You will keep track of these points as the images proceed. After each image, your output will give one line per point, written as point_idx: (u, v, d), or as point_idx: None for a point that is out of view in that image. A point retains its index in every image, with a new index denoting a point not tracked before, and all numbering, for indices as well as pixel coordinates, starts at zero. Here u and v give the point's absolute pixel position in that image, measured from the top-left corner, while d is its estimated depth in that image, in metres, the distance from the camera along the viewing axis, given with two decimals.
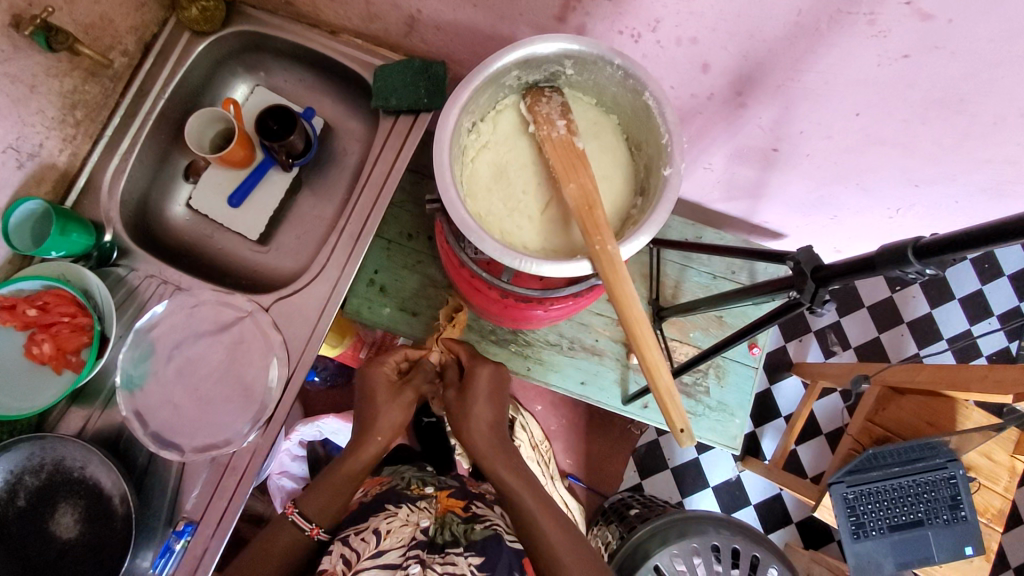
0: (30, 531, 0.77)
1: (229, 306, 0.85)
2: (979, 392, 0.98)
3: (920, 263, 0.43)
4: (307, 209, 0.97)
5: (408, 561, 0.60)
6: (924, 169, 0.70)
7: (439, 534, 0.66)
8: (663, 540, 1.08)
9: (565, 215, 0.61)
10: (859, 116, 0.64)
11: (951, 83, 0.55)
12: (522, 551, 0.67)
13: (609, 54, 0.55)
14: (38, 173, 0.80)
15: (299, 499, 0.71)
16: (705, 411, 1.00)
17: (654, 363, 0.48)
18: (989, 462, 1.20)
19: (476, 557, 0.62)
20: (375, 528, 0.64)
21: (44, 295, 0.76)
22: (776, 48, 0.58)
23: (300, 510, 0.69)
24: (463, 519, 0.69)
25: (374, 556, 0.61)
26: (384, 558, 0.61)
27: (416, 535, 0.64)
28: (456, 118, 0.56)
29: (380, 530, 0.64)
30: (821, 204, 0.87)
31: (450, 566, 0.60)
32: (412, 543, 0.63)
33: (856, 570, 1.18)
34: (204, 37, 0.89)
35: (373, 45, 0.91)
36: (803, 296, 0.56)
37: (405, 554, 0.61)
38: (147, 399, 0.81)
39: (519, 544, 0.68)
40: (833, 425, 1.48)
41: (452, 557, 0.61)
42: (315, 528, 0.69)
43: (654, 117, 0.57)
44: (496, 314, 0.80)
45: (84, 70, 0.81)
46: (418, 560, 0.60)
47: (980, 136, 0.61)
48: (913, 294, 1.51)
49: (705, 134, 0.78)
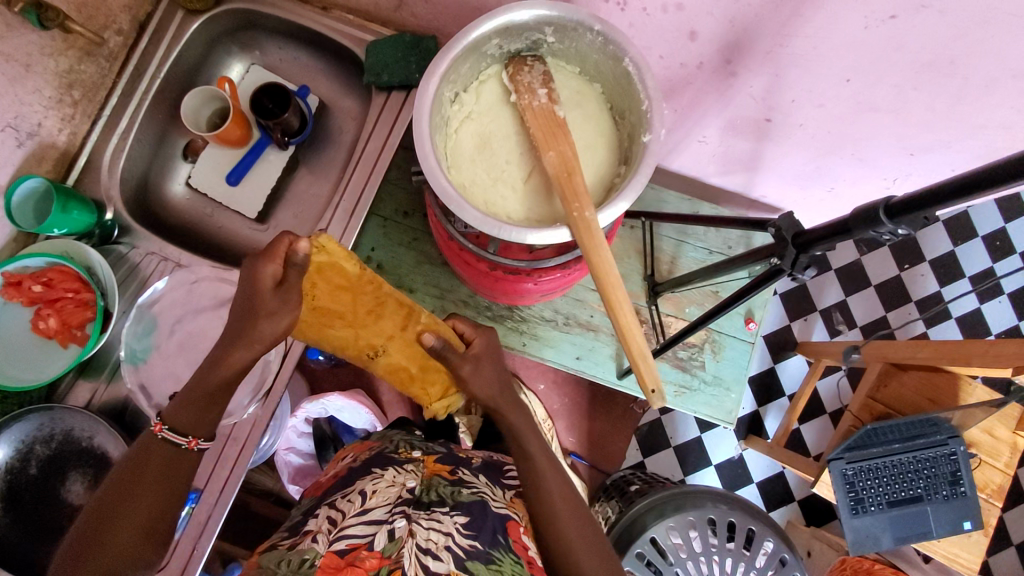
0: (43, 496, 0.80)
1: (227, 281, 0.87)
2: (979, 366, 0.97)
3: (892, 224, 0.43)
4: (304, 187, 0.98)
5: (393, 516, 0.62)
6: (919, 136, 0.69)
7: (425, 494, 0.69)
8: (661, 513, 1.09)
9: (548, 185, 0.61)
10: (850, 82, 0.63)
11: (940, 44, 0.54)
12: (508, 514, 0.68)
13: (589, 19, 0.55)
14: (38, 152, 0.82)
15: (166, 413, 0.62)
16: (700, 385, 1.00)
17: (627, 325, 0.49)
18: (991, 438, 1.19)
19: (461, 517, 0.64)
20: (361, 490, 0.67)
21: (49, 271, 0.78)
22: (762, 12, 0.58)
23: (167, 426, 0.61)
24: (450, 482, 0.71)
25: (360, 514, 0.62)
26: (369, 514, 0.62)
27: (402, 494, 0.67)
28: (436, 86, 0.56)
29: (366, 491, 0.66)
30: (818, 176, 0.86)
31: (436, 522, 0.62)
32: (397, 500, 0.65)
33: (854, 545, 1.18)
34: (197, 15, 0.89)
35: (366, 21, 0.91)
36: (784, 263, 0.55)
37: (390, 511, 0.63)
38: (150, 373, 0.83)
39: (506, 509, 0.69)
40: (836, 403, 1.48)
41: (438, 514, 0.64)
42: (191, 442, 0.62)
43: (635, 84, 0.57)
44: (488, 289, 0.81)
45: (80, 50, 0.83)
46: (403, 514, 0.62)
47: (972, 99, 0.60)
48: (921, 271, 1.49)
49: (696, 105, 0.77)
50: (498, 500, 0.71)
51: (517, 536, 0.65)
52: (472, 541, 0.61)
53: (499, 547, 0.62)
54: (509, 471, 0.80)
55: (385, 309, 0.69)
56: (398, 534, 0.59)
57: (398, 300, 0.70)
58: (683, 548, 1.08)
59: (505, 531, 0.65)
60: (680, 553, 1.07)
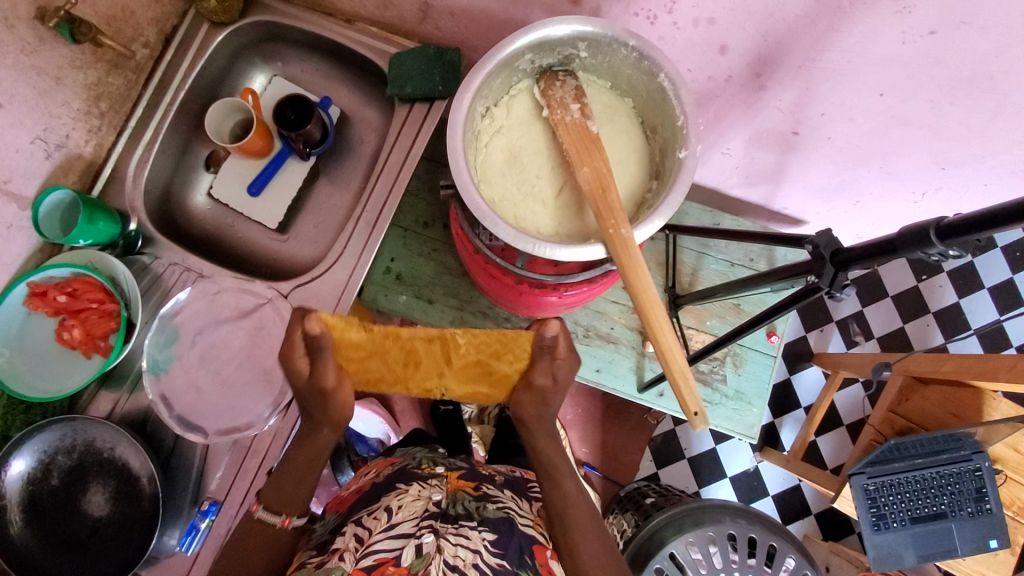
0: (63, 508, 0.80)
1: (249, 293, 0.87)
2: (1007, 382, 0.95)
3: (943, 244, 0.42)
4: (325, 198, 0.98)
5: (421, 531, 0.61)
6: (953, 150, 0.68)
7: (451, 507, 0.68)
8: (679, 528, 1.08)
9: (579, 200, 0.61)
10: (884, 97, 0.62)
11: (980, 61, 0.53)
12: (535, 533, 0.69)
13: (624, 35, 0.54)
14: (66, 163, 0.82)
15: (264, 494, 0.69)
16: (721, 400, 0.99)
17: (669, 347, 0.48)
18: (1016, 455, 1.16)
19: (488, 534, 0.63)
20: (386, 505, 0.66)
21: (74, 282, 0.78)
22: (797, 27, 0.57)
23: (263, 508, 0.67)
24: (475, 497, 0.71)
25: (386, 529, 0.62)
26: (397, 529, 0.62)
27: (428, 508, 0.66)
28: (469, 102, 0.56)
29: (392, 507, 0.66)
30: (843, 188, 0.85)
31: (463, 539, 0.62)
32: (424, 514, 0.65)
33: (876, 562, 1.16)
34: (222, 28, 0.90)
35: (388, 33, 0.91)
36: (822, 281, 0.55)
37: (418, 524, 0.63)
38: (172, 383, 0.83)
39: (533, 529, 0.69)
40: (854, 416, 1.46)
41: (465, 530, 0.63)
42: (285, 519, 0.67)
43: (669, 99, 0.56)
44: (512, 302, 0.80)
45: (108, 62, 0.83)
46: (431, 529, 0.62)
47: (1010, 114, 0.59)
48: (940, 283, 1.47)
49: (723, 118, 0.77)
50: (525, 515, 0.72)
51: (545, 560, 0.65)
52: (501, 561, 0.61)
53: (526, 567, 0.62)
54: (534, 488, 0.80)
55: (420, 351, 0.64)
56: (425, 550, 0.59)
57: (426, 338, 0.64)
58: (704, 563, 1.06)
59: (532, 553, 0.64)
60: (700, 569, 1.05)
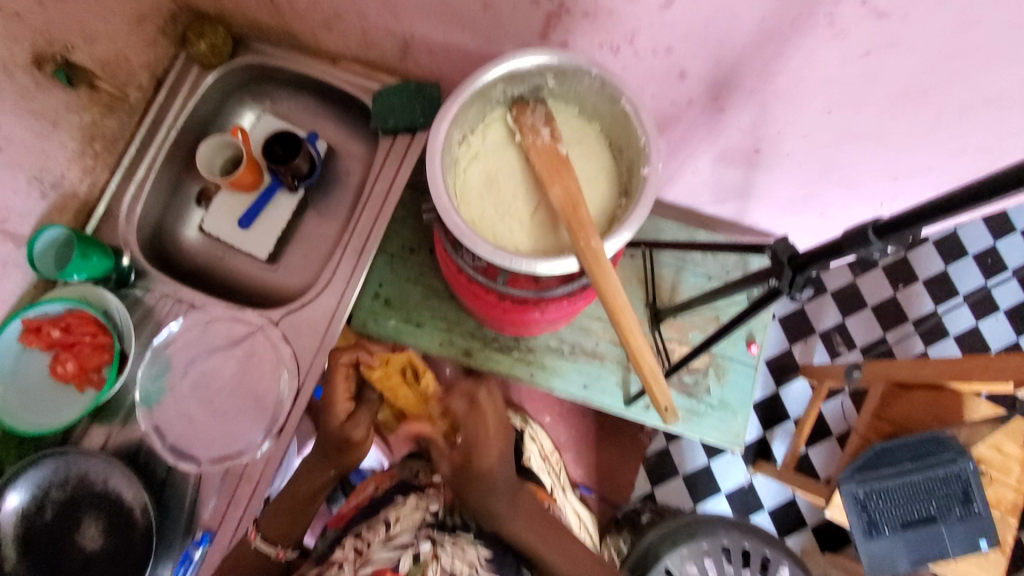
0: (55, 544, 0.80)
1: (241, 321, 0.89)
2: (981, 382, 0.99)
3: (881, 242, 0.45)
4: (313, 229, 1.01)
5: (419, 539, 0.67)
6: (902, 161, 0.73)
7: (448, 517, 0.75)
8: (674, 541, 1.08)
9: (554, 218, 0.64)
10: (832, 114, 0.67)
11: (914, 77, 0.58)
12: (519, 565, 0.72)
13: (586, 65, 0.59)
14: (61, 202, 0.85)
15: (261, 524, 0.78)
16: (707, 410, 1.01)
17: (639, 349, 0.52)
18: (999, 455, 1.19)
19: (484, 551, 0.69)
20: (385, 518, 0.72)
21: (68, 316, 0.80)
22: (745, 54, 0.62)
23: (261, 536, 0.77)
24: (471, 509, 0.77)
25: (385, 541, 0.67)
26: (395, 541, 0.67)
27: (426, 518, 0.72)
28: (446, 129, 0.60)
29: (390, 519, 0.71)
30: (807, 202, 0.90)
31: (457, 548, 0.68)
32: (421, 524, 0.70)
33: (871, 569, 1.18)
34: (212, 70, 0.95)
35: (371, 70, 0.96)
36: (782, 283, 0.58)
37: (415, 535, 0.68)
38: (165, 415, 0.84)
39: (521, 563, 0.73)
40: (842, 425, 1.48)
41: (461, 542, 0.70)
42: (280, 551, 0.77)
43: (632, 121, 0.61)
44: (497, 320, 0.82)
45: (102, 105, 0.87)
46: (428, 537, 0.67)
47: (949, 125, 0.64)
48: (916, 291, 1.52)
49: (688, 140, 0.82)
50: (508, 534, 0.76)
51: None
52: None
53: None
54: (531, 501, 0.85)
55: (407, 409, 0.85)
56: (422, 558, 0.64)
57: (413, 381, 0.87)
58: None
59: (523, 564, 0.70)
60: None
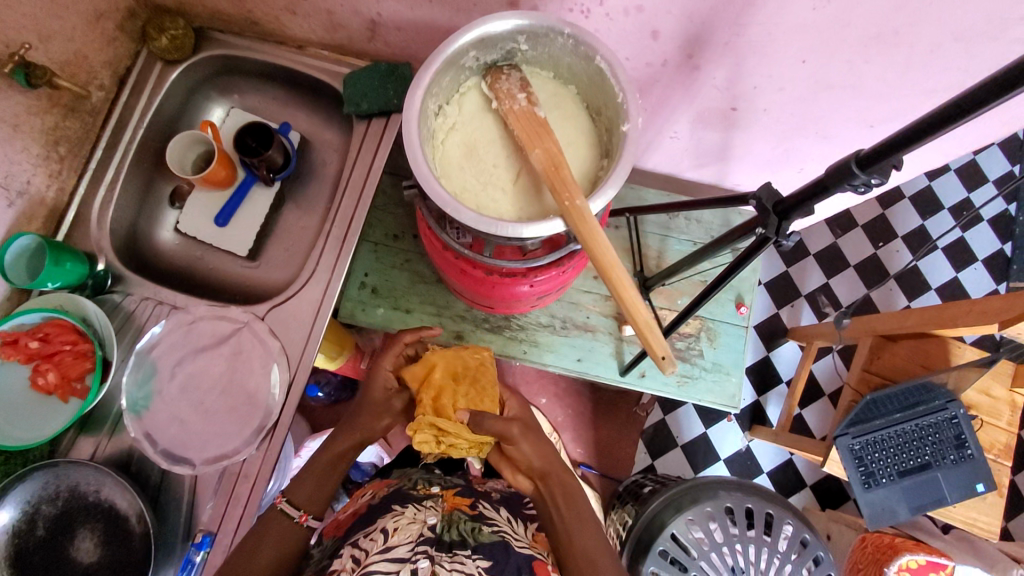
0: (52, 559, 0.77)
1: (224, 319, 0.87)
2: (966, 326, 0.99)
3: (865, 173, 0.46)
4: (293, 222, 1.00)
5: (416, 555, 0.63)
6: (878, 108, 0.73)
7: (447, 531, 0.71)
8: (678, 507, 1.09)
9: (536, 182, 0.64)
10: (806, 63, 0.67)
11: (885, 18, 0.58)
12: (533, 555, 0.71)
13: (558, 24, 0.58)
14: (28, 210, 0.82)
15: (288, 488, 0.77)
16: (701, 373, 1.02)
17: (633, 304, 0.51)
18: (989, 399, 1.22)
19: (484, 560, 0.65)
20: (382, 527, 0.69)
21: (45, 326, 0.78)
22: (717, 5, 0.61)
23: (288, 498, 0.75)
24: (470, 516, 0.75)
25: (382, 551, 0.64)
26: (392, 552, 0.64)
27: (424, 531, 0.69)
28: (421, 98, 0.59)
29: (387, 528, 0.69)
30: (786, 158, 0.90)
31: (459, 564, 0.63)
32: (419, 539, 0.67)
33: (870, 519, 1.20)
34: (176, 65, 0.92)
35: (340, 55, 0.94)
36: (768, 230, 0.58)
37: (412, 549, 0.65)
38: (154, 419, 0.82)
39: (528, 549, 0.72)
40: (834, 384, 1.51)
41: (461, 557, 0.65)
42: (303, 515, 0.75)
43: (608, 79, 0.60)
44: (487, 297, 0.82)
45: (63, 106, 0.84)
46: (426, 555, 0.64)
47: (921, 65, 0.64)
48: (896, 248, 1.54)
49: (665, 102, 0.81)
50: (522, 539, 0.76)
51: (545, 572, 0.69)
52: None
53: None
54: (529, 506, 0.87)
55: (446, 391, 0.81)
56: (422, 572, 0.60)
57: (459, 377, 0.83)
58: (705, 540, 1.06)
59: (531, 569, 0.68)
60: (703, 546, 1.05)
